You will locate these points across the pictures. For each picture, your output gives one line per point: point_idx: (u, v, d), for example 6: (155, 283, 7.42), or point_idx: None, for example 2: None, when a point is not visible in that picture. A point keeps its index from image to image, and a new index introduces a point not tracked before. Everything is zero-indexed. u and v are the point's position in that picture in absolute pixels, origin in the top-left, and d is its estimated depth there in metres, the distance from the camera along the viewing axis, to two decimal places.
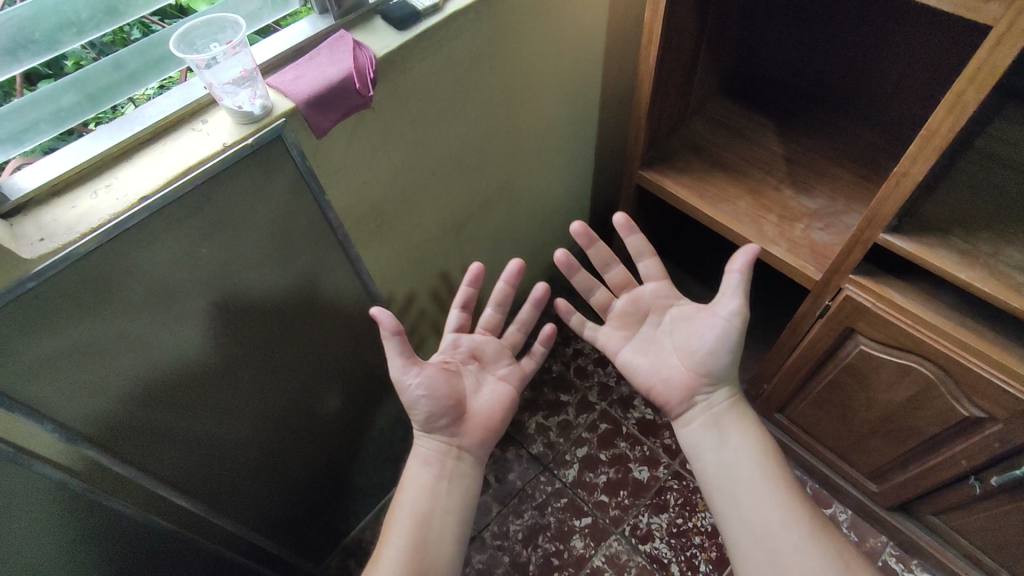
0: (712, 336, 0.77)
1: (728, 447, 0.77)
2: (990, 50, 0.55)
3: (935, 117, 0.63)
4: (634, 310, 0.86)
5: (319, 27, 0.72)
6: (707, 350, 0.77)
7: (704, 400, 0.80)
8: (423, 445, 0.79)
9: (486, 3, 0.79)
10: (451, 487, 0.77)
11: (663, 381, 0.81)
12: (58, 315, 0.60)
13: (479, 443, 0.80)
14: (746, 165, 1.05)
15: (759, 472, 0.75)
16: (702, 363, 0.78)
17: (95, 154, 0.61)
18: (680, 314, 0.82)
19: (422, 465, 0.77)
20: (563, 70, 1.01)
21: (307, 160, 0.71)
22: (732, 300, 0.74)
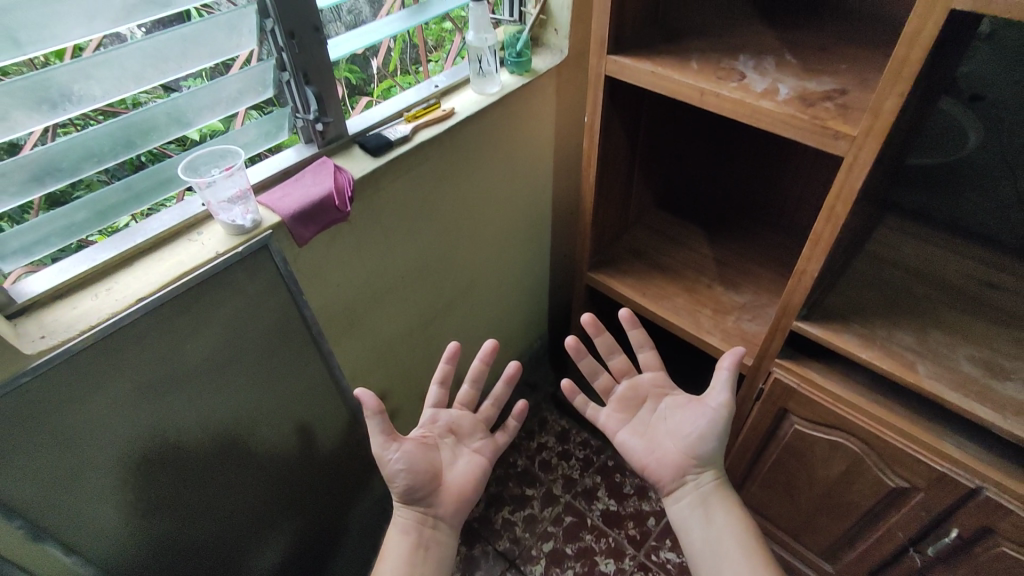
0: (703, 422, 0.84)
1: (714, 527, 0.82)
2: (846, 174, 0.70)
3: (817, 225, 0.77)
4: (633, 395, 0.92)
5: (305, 154, 0.84)
6: (699, 435, 0.84)
7: (693, 479, 0.84)
8: (402, 517, 0.82)
9: (449, 134, 0.93)
10: (426, 557, 0.80)
11: (656, 460, 0.86)
12: (47, 408, 0.64)
13: (453, 513, 0.83)
14: (681, 265, 1.18)
15: (737, 550, 0.79)
16: (692, 446, 0.84)
17: (99, 262, 0.69)
18: (674, 402, 0.89)
19: (398, 538, 0.81)
20: (518, 187, 1.16)
21: (289, 266, 0.80)
22: (721, 393, 0.82)
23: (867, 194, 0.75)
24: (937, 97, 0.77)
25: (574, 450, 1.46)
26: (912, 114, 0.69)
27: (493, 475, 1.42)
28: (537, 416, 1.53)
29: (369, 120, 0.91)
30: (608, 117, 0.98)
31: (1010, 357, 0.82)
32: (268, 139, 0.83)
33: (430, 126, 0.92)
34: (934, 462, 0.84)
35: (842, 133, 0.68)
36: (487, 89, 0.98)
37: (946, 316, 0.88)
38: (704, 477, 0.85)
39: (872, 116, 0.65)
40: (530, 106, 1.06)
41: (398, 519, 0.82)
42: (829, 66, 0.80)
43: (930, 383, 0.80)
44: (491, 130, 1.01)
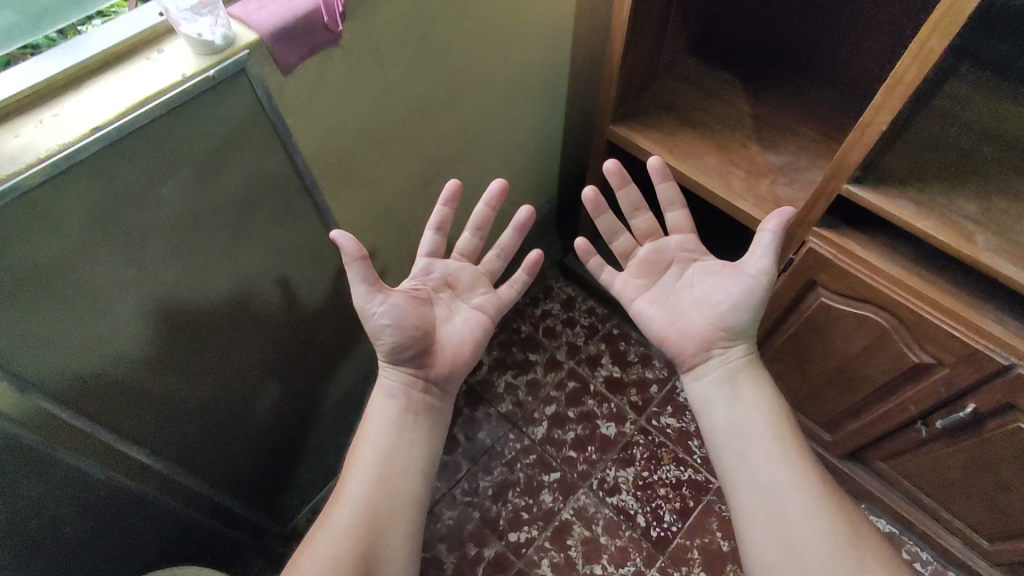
0: (736, 289, 0.77)
1: (736, 404, 0.78)
2: None
3: (901, 64, 0.64)
4: (656, 260, 0.85)
5: None
6: (733, 305, 0.78)
7: (719, 354, 0.80)
8: (392, 382, 0.77)
9: None
10: (416, 422, 0.77)
11: (680, 332, 0.81)
12: (5, 253, 0.56)
13: (449, 377, 0.79)
14: (715, 121, 1.06)
15: (754, 426, 0.76)
16: (721, 317, 0.79)
17: (39, 81, 0.57)
18: (703, 270, 0.82)
19: (385, 407, 0.77)
20: (536, 20, 0.99)
21: (272, 99, 0.68)
22: (762, 259, 0.75)
23: (968, 27, 0.62)
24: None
25: (579, 318, 1.43)
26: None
27: (496, 340, 1.40)
28: (542, 283, 1.48)
29: None
30: None
31: None
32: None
33: None
34: (968, 339, 0.79)
35: None
36: None
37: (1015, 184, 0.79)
38: (726, 351, 0.80)
39: None
40: None
41: (387, 384, 0.78)
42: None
43: (989, 257, 0.73)
44: None
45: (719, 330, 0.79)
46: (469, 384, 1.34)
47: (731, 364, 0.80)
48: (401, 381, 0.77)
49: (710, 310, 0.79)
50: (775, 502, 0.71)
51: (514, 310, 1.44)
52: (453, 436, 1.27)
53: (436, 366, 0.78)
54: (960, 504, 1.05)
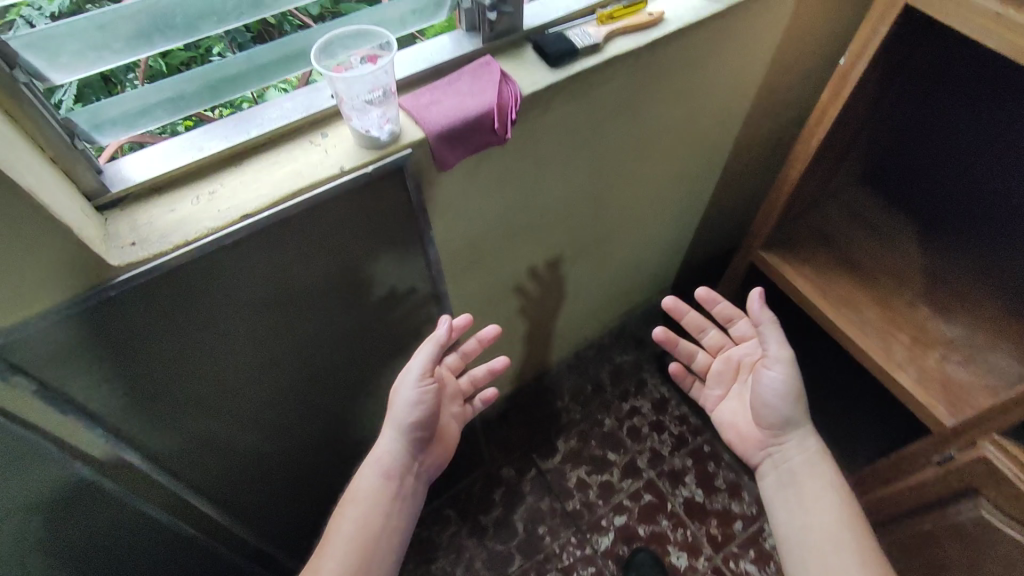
0: (776, 379, 0.68)
1: (805, 512, 0.66)
2: None
3: None
4: (729, 367, 0.78)
5: (468, 48, 0.64)
6: (773, 398, 0.69)
7: (773, 453, 0.71)
8: (381, 451, 0.69)
9: (650, 50, 0.69)
10: (401, 508, 0.68)
11: (738, 435, 0.74)
12: (131, 324, 0.54)
13: (433, 466, 0.74)
14: (881, 269, 0.93)
15: (830, 536, 0.63)
16: (771, 410, 0.69)
17: (206, 155, 0.55)
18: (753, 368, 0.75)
19: (367, 480, 0.68)
20: (705, 127, 0.91)
21: (422, 196, 0.64)
22: (776, 346, 0.67)
23: None
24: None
25: (669, 424, 1.31)
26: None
27: (577, 427, 1.31)
28: (637, 376, 1.37)
29: (553, 11, 0.68)
30: (872, 66, 0.70)
31: None
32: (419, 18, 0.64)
33: (630, 33, 0.68)
34: None
35: None
36: None
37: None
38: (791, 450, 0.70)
39: None
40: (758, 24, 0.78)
41: (377, 454, 0.69)
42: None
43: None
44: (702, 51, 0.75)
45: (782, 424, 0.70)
46: (539, 470, 1.26)
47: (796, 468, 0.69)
48: (393, 450, 0.69)
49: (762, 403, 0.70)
50: None
51: (601, 399, 1.34)
52: (512, 523, 1.20)
53: (429, 453, 0.72)
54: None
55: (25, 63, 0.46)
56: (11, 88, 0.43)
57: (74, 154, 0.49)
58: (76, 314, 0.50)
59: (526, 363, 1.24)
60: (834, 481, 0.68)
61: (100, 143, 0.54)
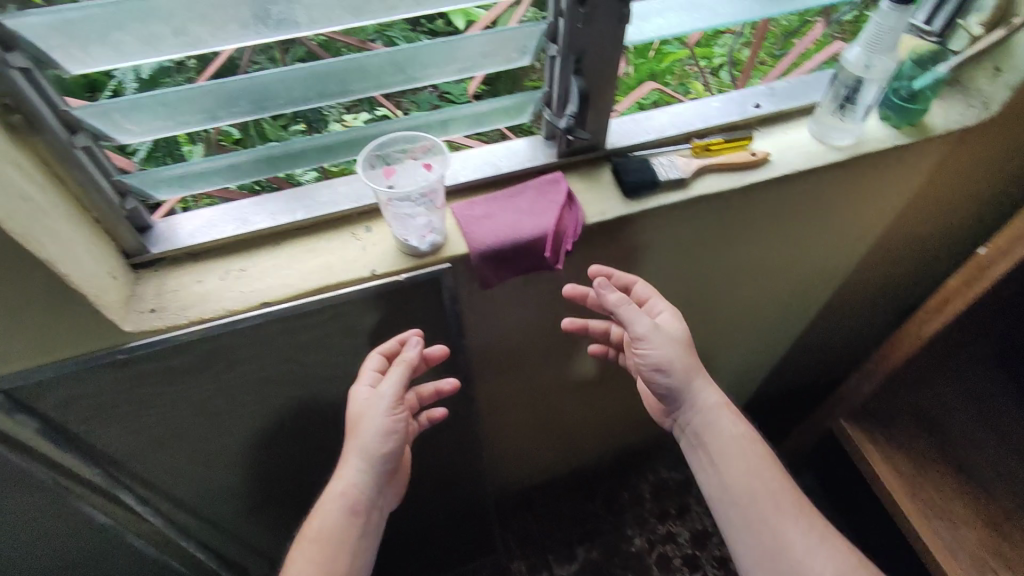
0: (708, 394, 0.59)
1: (728, 464, 0.58)
2: None
3: None
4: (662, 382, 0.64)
5: (538, 159, 0.60)
6: (710, 406, 0.59)
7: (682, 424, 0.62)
8: (337, 486, 0.54)
9: (744, 192, 0.61)
10: (365, 543, 0.56)
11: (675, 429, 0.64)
12: (137, 383, 0.54)
13: (388, 497, 0.62)
14: (996, 479, 0.75)
15: (748, 493, 0.56)
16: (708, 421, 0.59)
17: (249, 231, 0.54)
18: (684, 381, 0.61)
19: (324, 518, 0.54)
20: (807, 274, 0.79)
21: (458, 307, 0.59)
22: (642, 322, 0.56)
23: None
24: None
25: (706, 565, 1.15)
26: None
27: (602, 538, 1.19)
28: (681, 499, 1.22)
29: (642, 131, 0.62)
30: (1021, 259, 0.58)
31: None
32: (450, 125, 0.57)
33: (724, 172, 0.60)
34: None
35: None
36: (832, 137, 0.62)
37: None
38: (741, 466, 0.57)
39: None
40: (887, 176, 0.67)
41: (337, 489, 0.54)
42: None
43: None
44: (811, 198, 0.65)
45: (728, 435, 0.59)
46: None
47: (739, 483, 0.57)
48: (359, 484, 0.54)
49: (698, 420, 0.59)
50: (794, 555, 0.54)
51: (635, 515, 1.21)
52: None
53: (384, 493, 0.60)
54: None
55: (89, 126, 0.46)
56: (62, 152, 0.44)
57: (117, 213, 0.49)
58: (83, 369, 0.50)
59: (564, 462, 1.15)
60: (779, 486, 0.57)
61: (154, 199, 0.54)
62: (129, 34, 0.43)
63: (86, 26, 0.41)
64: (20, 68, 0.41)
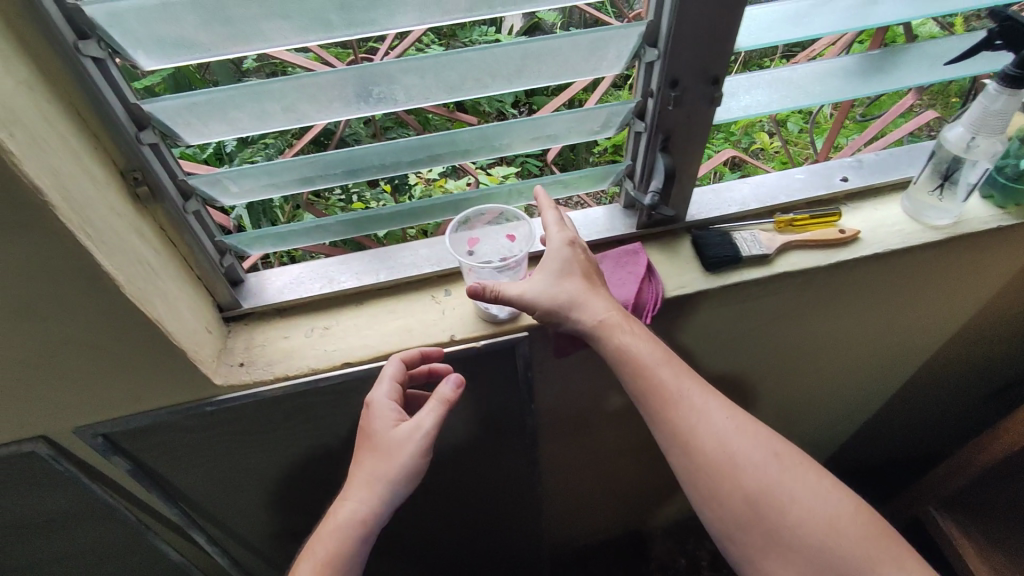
0: (690, 384, 0.48)
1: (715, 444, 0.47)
2: None
3: None
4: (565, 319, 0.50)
5: (615, 227, 0.60)
6: (695, 403, 0.47)
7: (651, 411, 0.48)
8: (343, 509, 0.48)
9: (831, 270, 0.58)
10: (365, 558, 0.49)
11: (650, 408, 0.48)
12: (219, 431, 0.56)
13: None
14: None
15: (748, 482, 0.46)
16: (687, 421, 0.47)
17: (334, 290, 0.56)
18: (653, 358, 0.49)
19: (326, 542, 0.47)
20: (892, 350, 0.75)
21: (530, 372, 0.59)
22: (559, 228, 0.51)
23: None
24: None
25: None
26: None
27: None
28: None
29: (723, 204, 0.61)
30: None
31: None
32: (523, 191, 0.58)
33: (811, 247, 0.58)
34: None
35: None
36: (928, 216, 0.59)
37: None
38: (742, 459, 0.46)
39: None
40: (987, 255, 0.63)
41: (338, 514, 0.48)
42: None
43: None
44: (902, 276, 0.62)
45: (724, 433, 0.47)
46: None
47: (777, 493, 0.45)
48: (375, 510, 0.48)
49: (657, 411, 0.47)
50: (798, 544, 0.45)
51: None
52: None
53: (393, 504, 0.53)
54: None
55: (200, 193, 0.49)
56: (177, 218, 0.48)
57: (217, 270, 0.52)
58: (174, 418, 0.53)
59: (618, 524, 1.11)
60: (781, 466, 0.46)
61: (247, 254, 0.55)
62: (246, 112, 0.46)
63: (211, 106, 0.44)
64: (150, 144, 0.44)
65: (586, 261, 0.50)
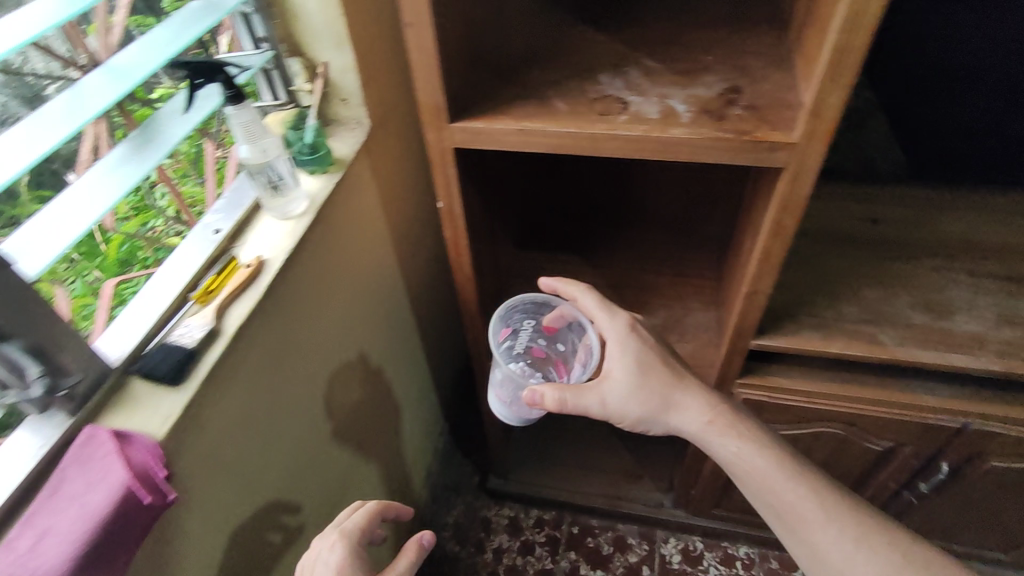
0: (776, 465, 0.70)
1: (797, 507, 0.68)
2: (789, 185, 0.59)
3: (763, 241, 0.65)
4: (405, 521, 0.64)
5: (47, 438, 0.48)
6: (801, 483, 0.69)
7: (744, 476, 0.71)
8: None
9: (269, 297, 0.63)
10: None
11: (749, 475, 0.71)
12: None
13: None
14: None
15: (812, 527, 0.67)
16: (797, 497, 0.68)
17: None
18: (689, 413, 0.73)
19: None
20: (372, 305, 0.88)
21: None
22: (609, 311, 0.75)
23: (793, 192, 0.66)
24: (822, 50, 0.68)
25: (534, 537, 1.27)
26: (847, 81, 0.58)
27: None
28: (476, 520, 1.30)
29: (136, 324, 0.56)
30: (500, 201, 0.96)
31: (935, 292, 0.81)
32: None
33: (238, 296, 0.60)
34: (909, 418, 0.81)
35: (782, 143, 0.56)
36: (291, 209, 0.69)
37: (878, 268, 0.85)
38: (824, 537, 0.66)
39: (813, 117, 0.54)
40: (354, 205, 0.79)
41: None
42: (692, 63, 0.68)
43: (930, 349, 0.75)
44: (318, 258, 0.72)
45: (823, 520, 0.67)
46: None
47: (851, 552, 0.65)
48: None
49: (765, 490, 0.70)
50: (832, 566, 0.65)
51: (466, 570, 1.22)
52: None
53: None
54: (991, 539, 1.04)
55: None
56: None
57: None
58: None
59: None
60: (831, 517, 0.67)
61: None
62: None
63: None
64: None
65: (644, 335, 0.75)
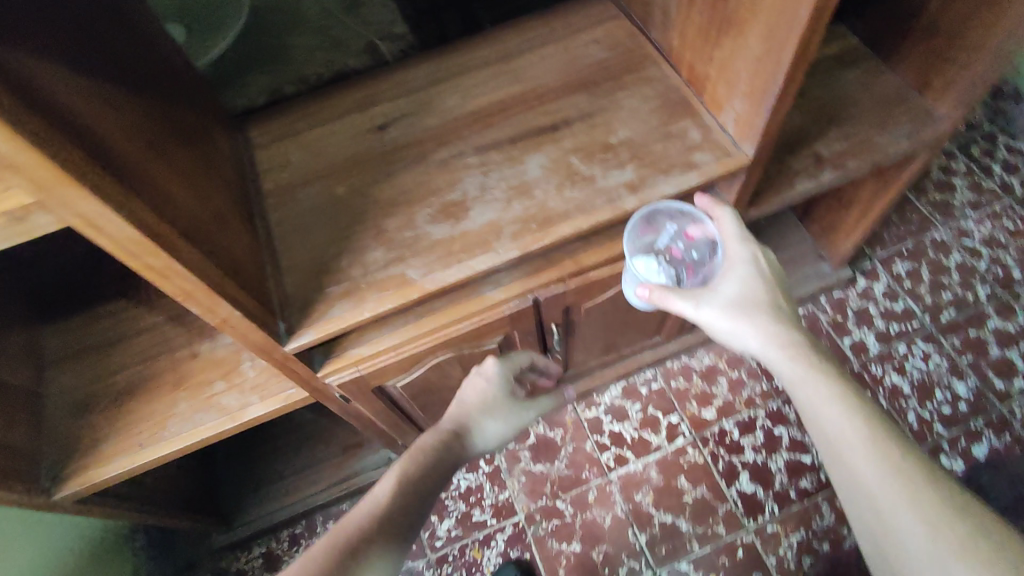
0: (829, 387, 0.66)
1: (837, 423, 0.64)
2: (106, 234, 0.45)
3: (163, 286, 0.52)
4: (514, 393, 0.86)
5: None
6: (849, 399, 0.65)
7: (801, 386, 0.68)
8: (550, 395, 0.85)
9: None
10: None
11: (802, 391, 0.68)
12: None
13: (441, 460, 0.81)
14: (140, 365, 0.83)
15: (853, 454, 0.63)
16: (845, 413, 0.65)
17: None
18: (766, 326, 0.71)
19: None
20: None
21: None
22: (727, 232, 0.76)
23: (169, 208, 0.52)
24: (85, 25, 0.53)
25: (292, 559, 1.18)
26: (60, 96, 0.43)
27: None
28: None
29: None
30: None
31: (450, 189, 0.76)
32: None
33: None
34: (488, 317, 0.79)
35: (25, 205, 0.41)
36: None
37: (396, 185, 0.77)
38: (858, 453, 0.62)
39: (20, 167, 0.38)
40: None
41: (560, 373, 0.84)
42: None
43: (454, 263, 0.71)
44: None
45: (845, 434, 0.64)
46: None
47: (887, 475, 0.61)
48: None
49: (813, 403, 0.67)
50: (870, 501, 0.61)
51: None
52: None
53: None
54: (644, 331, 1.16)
55: None
56: None
57: None
58: None
59: None
60: (874, 446, 0.62)
61: None
62: None
63: None
64: None
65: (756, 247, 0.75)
